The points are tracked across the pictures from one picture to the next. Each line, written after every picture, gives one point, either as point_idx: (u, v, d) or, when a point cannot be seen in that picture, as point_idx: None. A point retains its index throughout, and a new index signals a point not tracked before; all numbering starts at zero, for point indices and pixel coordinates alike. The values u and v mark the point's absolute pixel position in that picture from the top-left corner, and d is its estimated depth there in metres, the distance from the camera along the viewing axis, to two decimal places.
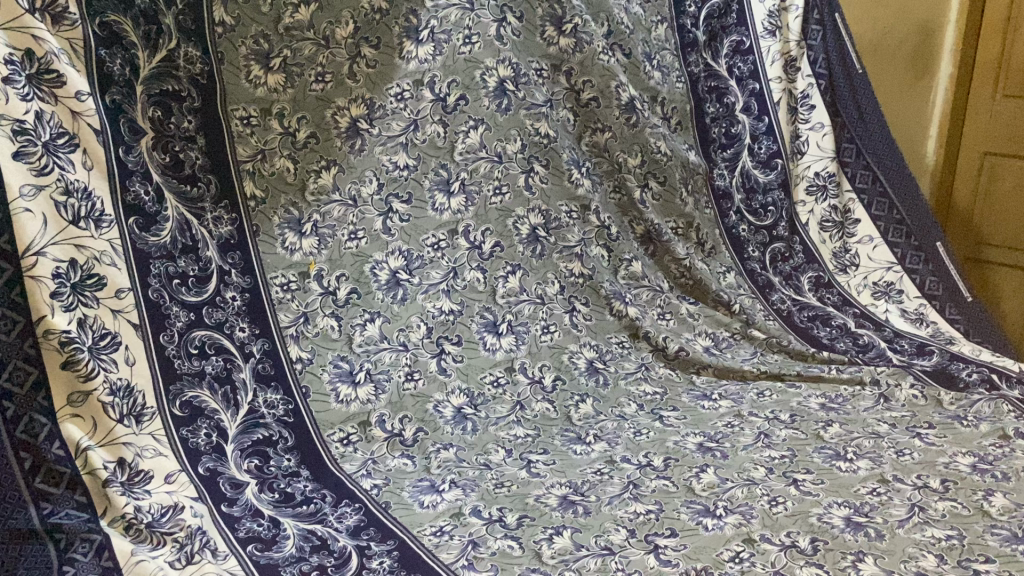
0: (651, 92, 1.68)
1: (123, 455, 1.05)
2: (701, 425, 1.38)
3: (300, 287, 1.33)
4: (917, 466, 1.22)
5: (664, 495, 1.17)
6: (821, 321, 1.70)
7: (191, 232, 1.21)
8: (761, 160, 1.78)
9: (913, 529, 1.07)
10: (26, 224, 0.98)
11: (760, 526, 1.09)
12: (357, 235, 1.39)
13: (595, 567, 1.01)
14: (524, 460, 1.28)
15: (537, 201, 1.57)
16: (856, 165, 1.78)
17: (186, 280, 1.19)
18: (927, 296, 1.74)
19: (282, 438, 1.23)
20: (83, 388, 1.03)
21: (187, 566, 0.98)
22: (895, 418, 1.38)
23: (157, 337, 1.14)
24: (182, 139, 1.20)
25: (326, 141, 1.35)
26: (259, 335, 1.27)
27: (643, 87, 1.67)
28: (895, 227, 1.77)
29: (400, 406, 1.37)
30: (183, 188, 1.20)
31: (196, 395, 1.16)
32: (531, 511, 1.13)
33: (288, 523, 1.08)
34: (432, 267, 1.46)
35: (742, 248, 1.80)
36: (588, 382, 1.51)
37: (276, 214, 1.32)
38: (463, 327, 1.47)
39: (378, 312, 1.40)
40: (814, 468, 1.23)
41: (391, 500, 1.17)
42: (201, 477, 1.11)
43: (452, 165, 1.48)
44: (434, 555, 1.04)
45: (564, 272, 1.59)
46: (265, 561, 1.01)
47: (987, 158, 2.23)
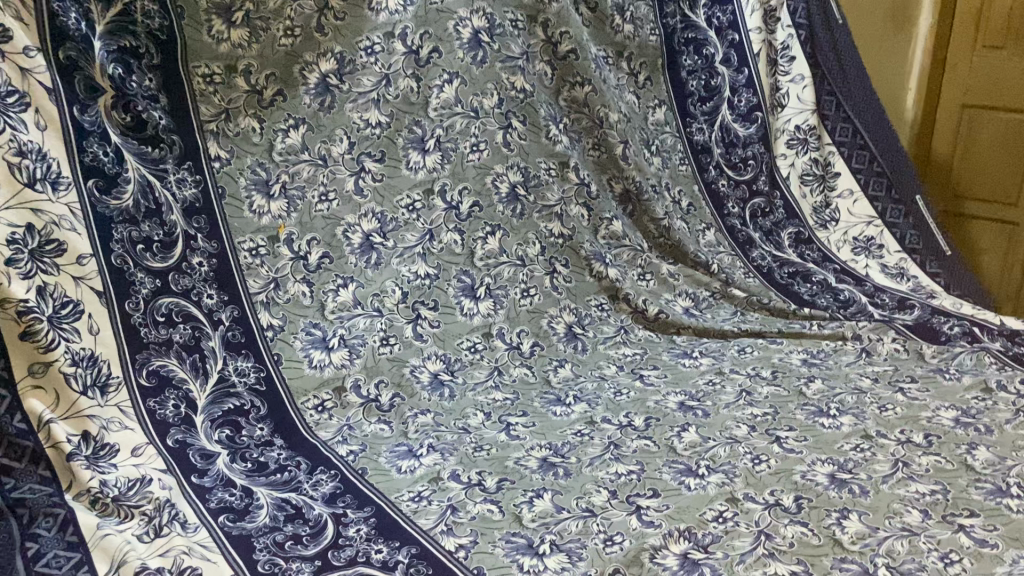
0: (616, 47, 1.65)
1: (87, 428, 1.02)
2: (682, 383, 1.36)
3: (271, 252, 1.29)
4: (901, 421, 1.21)
5: (646, 455, 1.15)
6: (801, 277, 1.68)
7: (154, 195, 1.16)
8: (741, 114, 1.74)
9: (898, 484, 1.06)
10: None
11: (743, 484, 1.07)
12: (328, 196, 1.34)
13: (576, 529, 0.99)
14: (503, 423, 1.25)
15: (516, 157, 1.53)
16: (836, 118, 1.75)
17: (150, 245, 1.15)
18: (908, 249, 1.72)
19: (253, 407, 1.19)
20: (44, 359, 1.00)
21: (156, 540, 0.94)
22: (878, 372, 1.37)
23: (121, 304, 1.11)
24: (145, 98, 1.15)
25: (294, 98, 1.30)
26: (228, 301, 1.23)
27: (608, 42, 1.64)
28: (877, 179, 1.74)
29: (376, 370, 1.33)
30: (145, 150, 1.15)
31: (163, 365, 1.13)
32: (511, 474, 1.11)
33: (261, 492, 1.05)
34: (407, 229, 1.41)
35: (721, 203, 1.77)
36: (567, 348, 1.48)
37: (242, 175, 1.27)
38: (439, 291, 1.43)
39: (351, 277, 1.35)
40: (797, 425, 1.21)
41: (368, 466, 1.14)
42: (170, 450, 1.08)
43: (426, 121, 1.43)
44: (413, 521, 1.01)
45: (544, 232, 1.55)
46: (237, 533, 0.97)
47: (966, 111, 2.19)
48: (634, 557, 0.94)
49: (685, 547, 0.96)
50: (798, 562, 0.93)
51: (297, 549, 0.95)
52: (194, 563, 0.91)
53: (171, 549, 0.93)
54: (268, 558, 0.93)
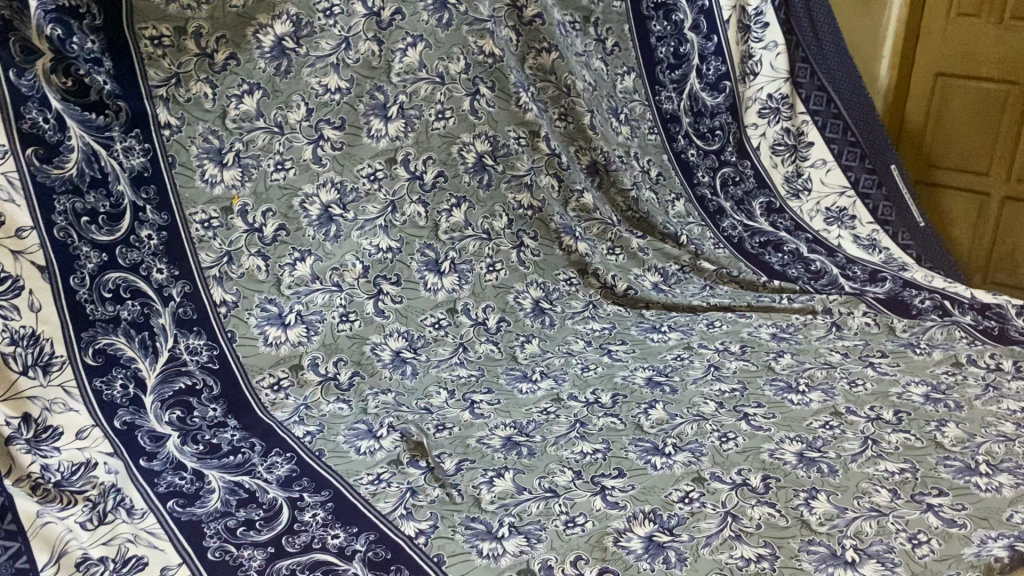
0: (583, 12, 1.61)
1: (28, 411, 0.99)
2: (650, 358, 1.34)
3: (224, 224, 1.24)
4: (871, 398, 1.19)
5: (612, 433, 1.12)
6: (773, 247, 1.65)
7: (100, 163, 1.11)
8: (710, 82, 1.70)
9: (867, 463, 1.04)
10: None
11: (710, 463, 1.05)
12: (285, 165, 1.29)
13: (537, 511, 0.97)
14: (466, 401, 1.22)
15: (483, 126, 1.48)
16: (811, 86, 1.71)
17: (96, 217, 1.10)
18: (880, 221, 1.69)
19: (206, 386, 1.15)
20: None
21: (99, 527, 0.90)
22: (848, 347, 1.35)
23: (66, 280, 1.06)
24: (88, 61, 1.09)
25: (248, 63, 1.24)
26: (179, 276, 1.18)
27: (574, 7, 1.60)
28: (850, 149, 1.71)
29: (335, 348, 1.28)
30: (88, 117, 1.10)
31: (110, 343, 1.08)
32: (471, 454, 1.08)
33: (213, 476, 1.01)
34: (369, 200, 1.36)
35: (691, 174, 1.73)
36: (534, 324, 1.44)
37: (193, 143, 1.22)
38: (402, 266, 1.39)
39: (309, 250, 1.31)
40: (765, 401, 1.19)
41: (325, 447, 1.09)
42: (117, 432, 1.03)
43: (389, 87, 1.37)
44: (371, 504, 0.98)
45: (513, 204, 1.51)
46: (187, 518, 0.93)
47: (939, 80, 2.16)
48: (596, 541, 0.92)
49: (650, 530, 0.93)
50: (765, 545, 0.91)
51: (250, 535, 0.91)
52: (140, 552, 0.87)
53: (114, 537, 0.88)
54: (218, 545, 0.89)
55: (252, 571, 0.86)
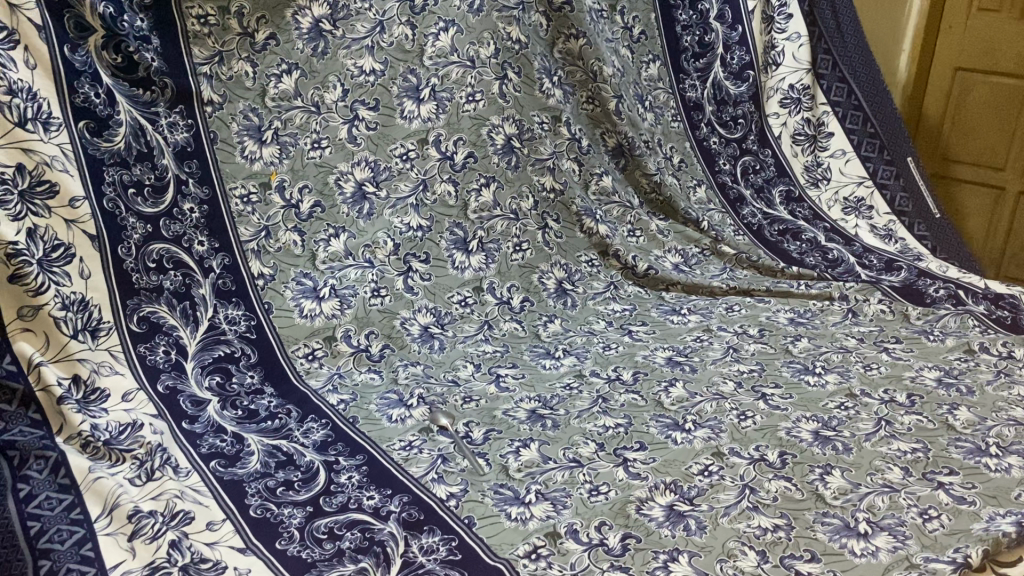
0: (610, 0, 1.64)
1: (77, 372, 1.03)
2: (670, 339, 1.37)
3: (262, 200, 1.28)
4: (885, 380, 1.23)
5: (634, 409, 1.16)
6: (791, 235, 1.67)
7: (146, 138, 1.16)
8: (733, 72, 1.74)
9: (880, 442, 1.08)
10: None
11: (729, 439, 1.09)
12: (321, 144, 1.33)
13: (562, 479, 1.01)
14: (492, 375, 1.26)
15: (511, 110, 1.52)
16: (832, 77, 1.73)
17: (141, 189, 1.15)
18: (896, 211, 1.71)
19: (244, 354, 1.19)
20: (33, 303, 1.02)
21: (148, 483, 0.94)
22: (863, 333, 1.38)
23: (114, 249, 1.11)
24: (136, 39, 1.13)
25: (287, 43, 1.28)
26: (218, 249, 1.23)
27: None
28: (869, 141, 1.74)
29: (367, 321, 1.33)
30: (136, 93, 1.14)
31: (154, 311, 1.13)
32: (499, 425, 1.12)
33: (252, 439, 1.05)
34: (400, 179, 1.41)
35: (712, 160, 1.77)
36: (556, 304, 1.48)
37: (234, 120, 1.26)
38: (431, 244, 1.43)
39: (343, 227, 1.35)
40: (783, 382, 1.23)
41: (359, 414, 1.14)
42: (161, 396, 1.08)
43: (421, 70, 1.41)
44: (404, 469, 1.02)
45: (537, 185, 1.55)
46: (229, 478, 0.98)
47: (958, 74, 2.17)
48: (619, 508, 0.95)
49: (671, 500, 0.97)
50: (781, 516, 0.95)
51: (290, 495, 0.96)
52: (186, 507, 0.91)
53: (162, 493, 0.93)
54: (260, 503, 0.94)
55: (292, 528, 0.91)
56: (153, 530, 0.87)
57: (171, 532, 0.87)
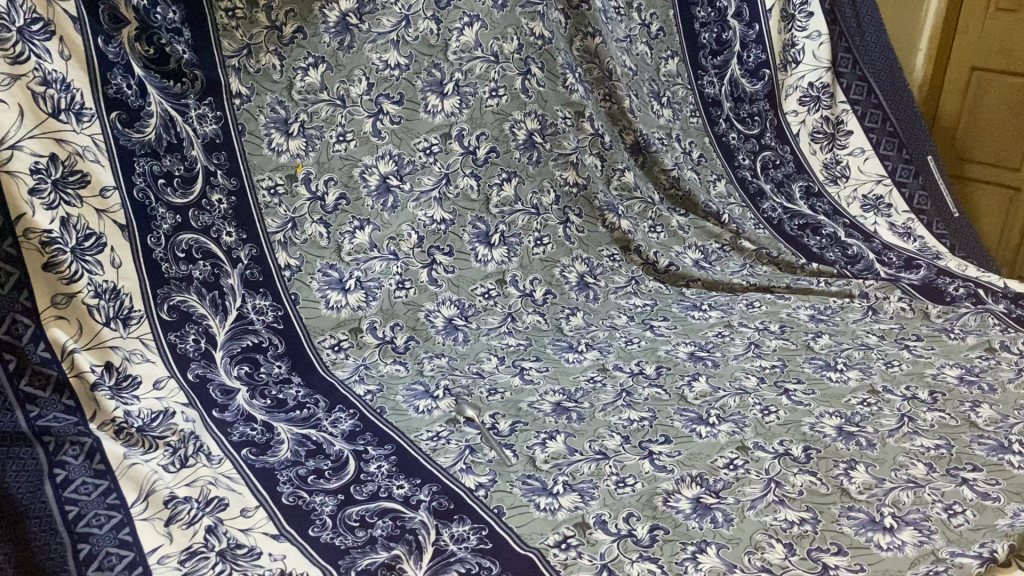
0: None
1: (110, 359, 1.04)
2: (691, 335, 1.38)
3: (288, 191, 1.30)
4: (906, 377, 1.24)
5: (658, 403, 1.16)
6: (811, 230, 1.68)
7: (176, 129, 1.16)
8: (749, 70, 1.75)
9: (903, 439, 1.09)
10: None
11: (753, 434, 1.09)
12: (346, 137, 1.34)
13: (589, 471, 1.02)
14: (516, 368, 1.27)
15: (534, 104, 1.52)
16: (852, 76, 1.73)
17: (171, 180, 1.16)
18: (915, 209, 1.71)
19: (272, 345, 1.20)
20: (67, 291, 1.02)
21: (182, 470, 0.95)
22: (884, 330, 1.39)
23: (144, 239, 1.12)
24: (167, 31, 1.14)
25: (314, 36, 1.29)
26: (246, 240, 1.24)
27: None
28: (888, 139, 1.73)
29: (391, 313, 1.34)
30: (167, 84, 1.15)
31: (183, 300, 1.14)
32: (524, 417, 1.13)
33: (282, 428, 1.06)
34: (424, 172, 1.41)
35: (732, 156, 1.77)
36: (579, 296, 1.49)
37: (262, 113, 1.27)
38: (455, 237, 1.43)
39: (367, 219, 1.36)
40: (805, 378, 1.24)
41: (386, 405, 1.15)
42: (191, 384, 1.09)
43: (445, 64, 1.41)
44: (432, 459, 1.03)
45: (559, 179, 1.56)
46: (260, 465, 0.99)
47: (974, 74, 2.17)
48: (647, 500, 0.96)
49: (698, 492, 0.98)
50: (807, 509, 0.96)
51: (321, 483, 0.97)
52: (220, 493, 0.93)
53: (196, 480, 0.94)
54: (292, 491, 0.95)
55: (325, 515, 0.92)
56: (189, 515, 0.89)
57: (207, 517, 0.89)
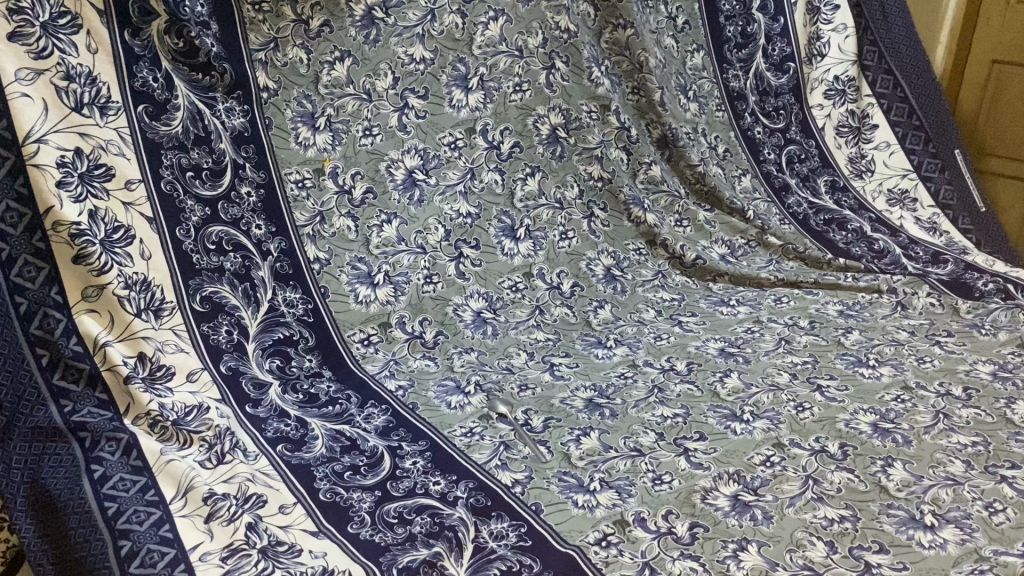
0: None
1: (143, 350, 1.03)
2: (721, 330, 1.37)
3: (316, 185, 1.29)
4: (939, 373, 1.23)
5: (690, 399, 1.16)
6: (837, 224, 1.68)
7: (203, 122, 1.16)
8: (775, 63, 1.73)
9: (940, 435, 1.08)
10: (23, 109, 0.96)
11: (788, 431, 1.09)
12: (372, 131, 1.33)
13: (625, 468, 1.01)
14: (546, 363, 1.26)
15: (558, 99, 1.52)
16: (878, 69, 1.71)
17: (199, 172, 1.15)
18: (940, 204, 1.69)
19: (302, 338, 1.20)
20: (97, 283, 1.01)
21: (219, 467, 0.95)
22: (914, 325, 1.38)
23: (172, 231, 1.11)
24: (197, 24, 1.13)
25: (340, 30, 1.28)
26: (275, 233, 1.23)
27: None
28: (914, 133, 1.72)
29: (420, 308, 1.34)
30: (194, 77, 1.14)
31: (216, 291, 1.13)
32: (557, 413, 1.12)
33: (316, 424, 1.06)
34: (449, 167, 1.41)
35: (757, 150, 1.76)
36: (606, 289, 1.48)
37: (289, 107, 1.27)
38: (481, 230, 1.43)
39: (394, 213, 1.35)
40: (837, 374, 1.23)
41: (418, 401, 1.14)
42: (224, 376, 1.09)
43: (470, 59, 1.41)
44: (467, 455, 1.02)
45: (583, 174, 1.55)
46: (296, 461, 0.99)
47: (994, 67, 2.10)
48: (685, 497, 0.96)
49: (736, 489, 0.97)
50: (846, 507, 0.95)
51: (357, 479, 0.97)
52: (258, 490, 0.92)
53: (234, 476, 0.94)
54: (329, 487, 0.95)
55: (362, 512, 0.92)
56: (229, 512, 0.88)
57: (246, 514, 0.88)
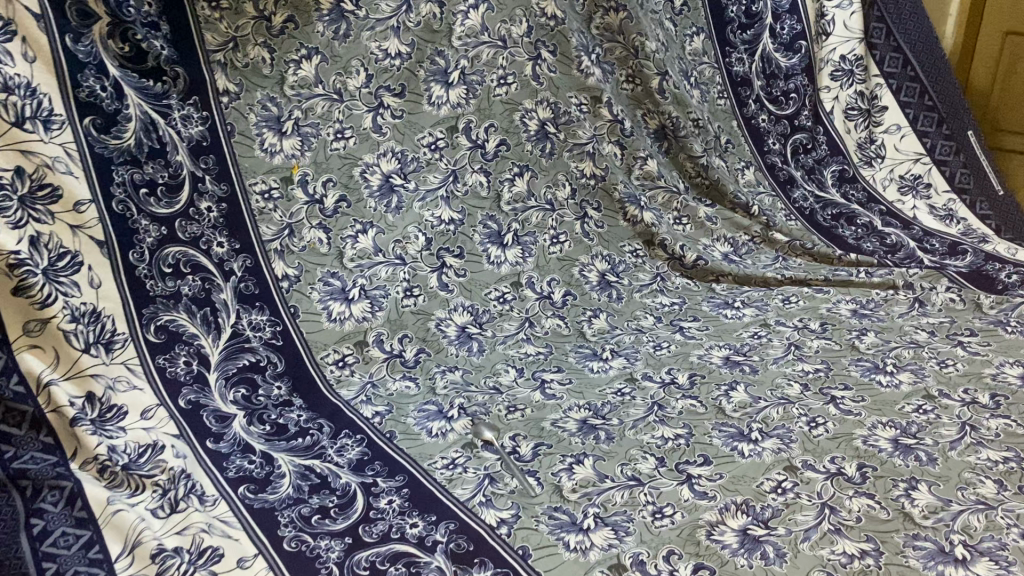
0: None
1: (92, 389, 0.94)
2: (726, 337, 1.28)
3: (284, 195, 1.20)
4: (962, 379, 1.13)
5: (693, 417, 1.07)
6: (846, 220, 1.57)
7: (158, 133, 1.07)
8: (783, 43, 1.61)
9: (968, 452, 0.98)
10: None
11: (800, 451, 0.99)
12: (345, 134, 1.24)
13: (622, 501, 0.92)
14: (537, 381, 1.17)
15: (546, 92, 1.42)
16: (886, 48, 1.61)
17: (154, 189, 1.06)
18: (956, 189, 1.60)
19: (271, 363, 1.11)
20: (40, 316, 0.92)
21: (172, 516, 0.86)
22: (934, 325, 1.28)
23: (125, 255, 1.02)
24: (143, 26, 1.05)
25: (306, 27, 1.19)
26: (239, 250, 1.15)
27: None
28: (927, 113, 1.61)
29: (399, 324, 1.25)
30: (145, 84, 1.05)
31: (172, 320, 1.05)
32: (548, 438, 1.03)
33: (283, 460, 0.97)
34: (430, 169, 1.31)
35: (761, 140, 1.65)
36: (601, 297, 1.38)
37: (252, 111, 1.17)
38: (465, 238, 1.33)
39: (370, 222, 1.26)
40: (852, 382, 1.13)
41: (396, 429, 1.05)
42: (182, 412, 1.00)
43: (450, 51, 1.30)
44: (448, 491, 0.94)
45: (575, 172, 1.46)
46: (259, 505, 0.90)
47: (1008, 40, 1.96)
48: (689, 535, 0.86)
49: (745, 523, 0.88)
50: (867, 540, 0.85)
51: (326, 524, 0.88)
52: (214, 542, 0.84)
53: (188, 527, 0.85)
54: (294, 535, 0.86)
55: (331, 563, 0.83)
56: (178, 572, 0.80)
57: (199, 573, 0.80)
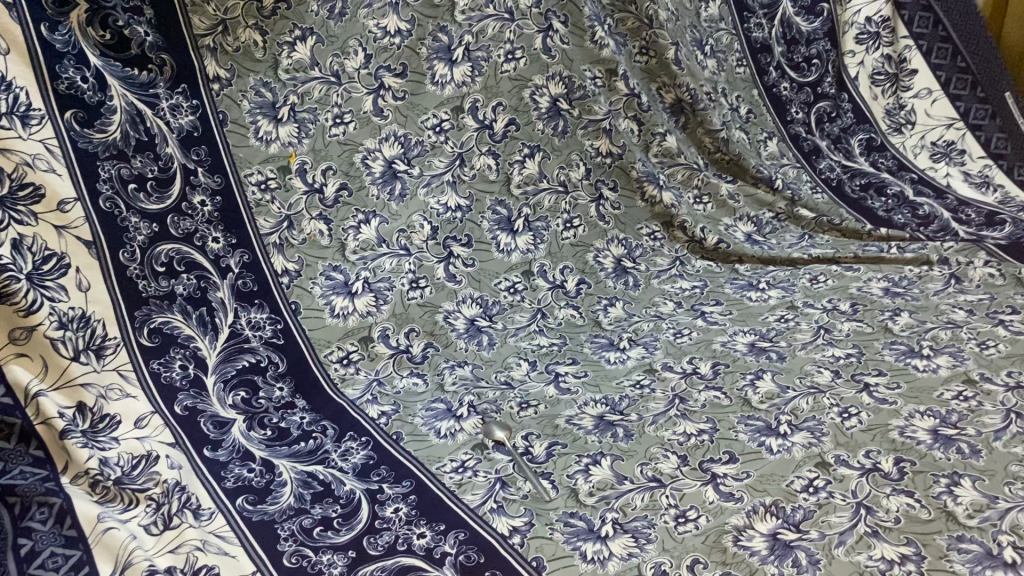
0: None
1: (82, 399, 0.89)
2: (750, 321, 1.21)
3: (282, 185, 1.14)
4: (1006, 362, 1.05)
5: (717, 410, 1.01)
6: (875, 190, 1.49)
7: (145, 125, 1.02)
8: (804, 6, 1.45)
9: (1014, 442, 0.91)
10: None
11: (833, 445, 0.93)
12: (343, 118, 1.18)
13: (642, 504, 0.86)
14: (550, 374, 1.11)
15: (558, 66, 1.33)
16: (914, 6, 1.42)
17: (144, 184, 1.01)
18: (993, 155, 1.45)
19: (271, 364, 1.06)
20: (26, 324, 0.88)
21: (166, 532, 0.81)
22: (972, 302, 1.20)
23: (115, 256, 0.97)
24: (126, 12, 0.99)
25: (298, 5, 1.11)
26: (236, 245, 1.10)
27: None
28: (959, 76, 1.44)
29: (406, 318, 1.19)
30: (130, 73, 1.00)
31: (166, 322, 1.00)
32: (562, 437, 0.98)
33: (284, 467, 0.92)
34: (435, 153, 1.25)
35: (783, 109, 1.53)
36: (616, 285, 1.32)
37: (245, 97, 1.11)
38: (473, 225, 1.28)
39: (374, 211, 1.21)
40: (887, 368, 1.06)
41: (403, 430, 1.00)
42: (178, 419, 0.95)
43: (453, 27, 1.23)
44: (458, 498, 0.89)
45: (589, 150, 1.38)
46: (258, 518, 0.85)
47: None
48: (714, 541, 0.81)
49: (774, 526, 0.82)
50: (908, 543, 0.79)
51: (328, 537, 0.83)
52: (209, 560, 0.79)
53: (182, 544, 0.80)
54: (294, 549, 0.81)
55: None
56: None
57: None
